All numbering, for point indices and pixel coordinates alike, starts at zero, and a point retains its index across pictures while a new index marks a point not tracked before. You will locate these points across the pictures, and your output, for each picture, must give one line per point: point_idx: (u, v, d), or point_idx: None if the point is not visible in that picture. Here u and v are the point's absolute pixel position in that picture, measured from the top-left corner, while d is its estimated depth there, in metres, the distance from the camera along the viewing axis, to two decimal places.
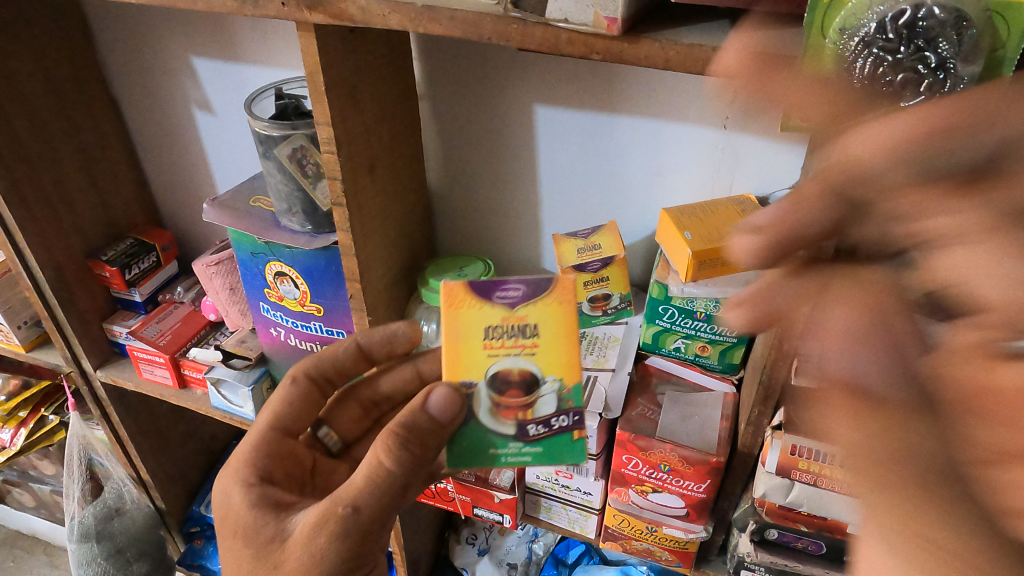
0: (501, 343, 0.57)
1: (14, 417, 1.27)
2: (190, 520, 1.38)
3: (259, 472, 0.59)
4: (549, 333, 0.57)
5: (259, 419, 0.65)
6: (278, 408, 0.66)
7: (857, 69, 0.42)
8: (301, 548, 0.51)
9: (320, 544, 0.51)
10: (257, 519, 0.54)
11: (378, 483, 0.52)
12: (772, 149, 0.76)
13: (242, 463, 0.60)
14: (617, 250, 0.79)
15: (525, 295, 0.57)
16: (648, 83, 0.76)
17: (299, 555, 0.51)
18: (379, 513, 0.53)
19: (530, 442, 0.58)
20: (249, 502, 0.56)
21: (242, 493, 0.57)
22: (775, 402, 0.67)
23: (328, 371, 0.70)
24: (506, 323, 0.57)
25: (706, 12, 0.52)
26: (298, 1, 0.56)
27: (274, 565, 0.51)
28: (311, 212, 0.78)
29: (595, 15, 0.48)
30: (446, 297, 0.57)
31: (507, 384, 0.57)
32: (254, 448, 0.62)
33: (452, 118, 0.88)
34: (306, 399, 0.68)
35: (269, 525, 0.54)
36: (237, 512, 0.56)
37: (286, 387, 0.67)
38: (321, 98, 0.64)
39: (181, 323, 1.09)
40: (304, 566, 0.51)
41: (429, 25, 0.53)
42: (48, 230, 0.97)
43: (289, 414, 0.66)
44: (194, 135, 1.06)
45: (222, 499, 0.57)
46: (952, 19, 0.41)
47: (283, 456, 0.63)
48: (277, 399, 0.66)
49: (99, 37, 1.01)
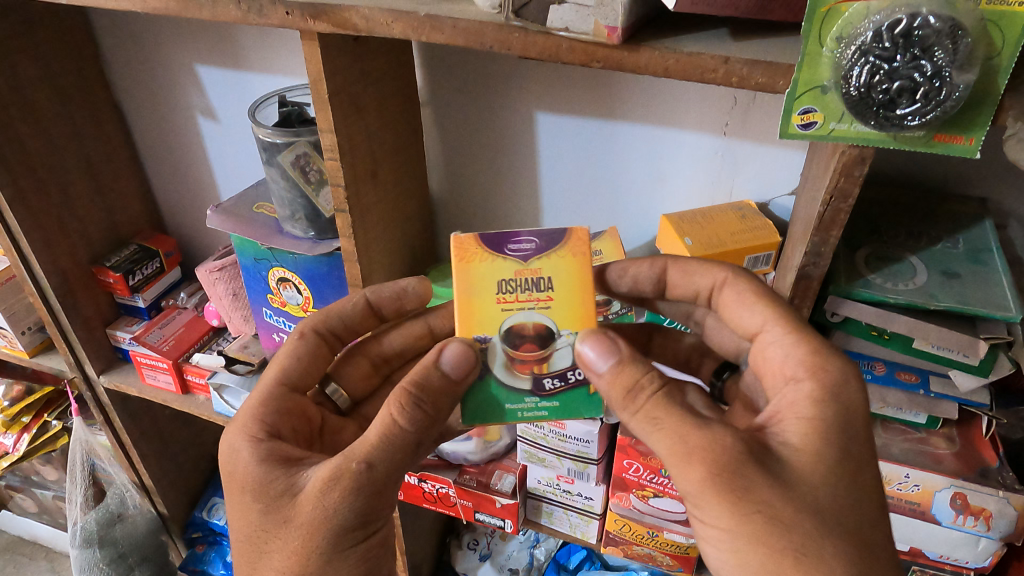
0: (515, 296, 0.57)
1: (18, 423, 1.27)
2: (192, 525, 1.39)
3: (267, 428, 0.57)
4: (564, 286, 0.57)
5: (265, 375, 0.62)
6: (285, 363, 0.62)
7: (853, 76, 0.43)
8: (314, 500, 0.50)
9: (334, 497, 0.49)
10: (265, 474, 0.52)
11: (391, 440, 0.51)
12: (771, 155, 0.77)
13: (250, 419, 0.57)
14: (618, 254, 0.78)
15: (537, 248, 0.58)
16: (648, 90, 0.77)
17: (314, 506, 0.49)
18: (394, 467, 0.51)
19: (545, 396, 0.57)
20: (259, 458, 0.53)
21: (252, 449, 0.54)
22: None
23: (336, 328, 0.67)
24: (520, 275, 0.57)
25: (705, 21, 0.52)
26: (302, 10, 0.57)
27: (287, 520, 0.51)
28: (314, 219, 0.79)
29: (595, 24, 0.48)
30: (458, 250, 0.57)
31: (522, 337, 0.57)
32: (262, 404, 0.59)
33: (454, 124, 0.88)
34: (315, 356, 0.65)
35: (280, 480, 0.52)
36: (244, 467, 0.53)
37: (294, 342, 0.64)
38: (324, 105, 0.65)
39: (183, 329, 1.10)
40: (317, 518, 0.49)
41: (431, 33, 0.54)
42: (52, 236, 0.97)
43: (298, 369, 0.63)
44: (197, 142, 1.06)
45: (230, 454, 0.55)
46: (948, 29, 0.40)
47: (293, 412, 0.60)
48: (285, 354, 0.63)
49: (103, 45, 1.01)
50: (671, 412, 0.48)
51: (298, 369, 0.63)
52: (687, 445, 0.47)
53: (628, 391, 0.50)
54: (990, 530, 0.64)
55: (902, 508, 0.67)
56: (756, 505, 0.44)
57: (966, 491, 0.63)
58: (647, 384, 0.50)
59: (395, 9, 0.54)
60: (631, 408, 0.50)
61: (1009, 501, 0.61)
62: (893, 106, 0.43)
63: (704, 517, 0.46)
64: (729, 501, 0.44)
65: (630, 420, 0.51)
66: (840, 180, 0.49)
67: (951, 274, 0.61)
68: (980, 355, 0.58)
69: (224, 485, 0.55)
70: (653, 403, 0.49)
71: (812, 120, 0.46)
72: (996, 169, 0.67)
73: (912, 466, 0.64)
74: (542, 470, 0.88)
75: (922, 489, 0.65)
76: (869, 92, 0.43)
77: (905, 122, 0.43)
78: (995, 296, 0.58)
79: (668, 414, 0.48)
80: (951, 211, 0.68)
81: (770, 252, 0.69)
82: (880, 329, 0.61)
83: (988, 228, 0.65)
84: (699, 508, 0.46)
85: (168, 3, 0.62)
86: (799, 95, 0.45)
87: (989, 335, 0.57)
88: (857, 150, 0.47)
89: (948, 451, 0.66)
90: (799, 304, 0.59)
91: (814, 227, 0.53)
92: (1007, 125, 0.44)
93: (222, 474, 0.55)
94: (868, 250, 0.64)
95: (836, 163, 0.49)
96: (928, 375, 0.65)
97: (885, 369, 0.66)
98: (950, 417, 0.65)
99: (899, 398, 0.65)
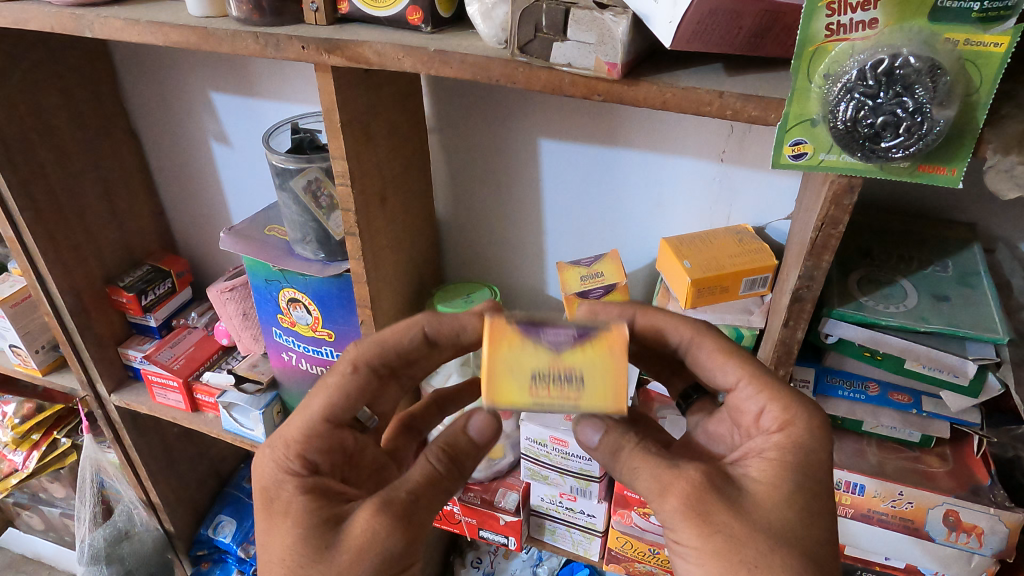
0: (548, 394, 0.51)
1: (27, 440, 1.29)
2: (198, 543, 1.40)
3: (309, 461, 0.59)
4: (596, 382, 0.51)
5: (311, 403, 0.61)
6: (332, 398, 0.61)
7: (839, 111, 0.45)
8: (365, 525, 0.52)
9: (384, 522, 0.52)
10: (308, 504, 0.55)
11: (431, 480, 0.57)
12: (767, 181, 0.79)
13: (293, 451, 0.59)
14: (619, 276, 0.80)
15: (574, 338, 0.52)
16: (647, 119, 0.80)
17: (365, 529, 0.52)
18: (435, 504, 0.56)
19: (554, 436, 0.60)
20: (302, 490, 0.56)
21: (296, 483, 0.56)
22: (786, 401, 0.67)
23: (390, 360, 0.63)
24: (553, 367, 0.51)
25: (702, 57, 0.55)
26: (317, 44, 0.60)
27: (331, 545, 0.52)
28: (324, 241, 0.81)
29: (596, 60, 0.51)
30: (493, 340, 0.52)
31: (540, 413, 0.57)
32: (305, 439, 0.60)
33: (459, 151, 0.91)
34: (364, 390, 0.62)
35: (321, 512, 0.55)
36: (287, 499, 0.56)
37: (346, 375, 0.61)
38: (336, 134, 0.67)
39: (193, 347, 1.12)
40: (368, 541, 0.52)
41: (440, 67, 0.57)
42: (67, 256, 1.00)
43: (345, 403, 0.62)
44: (210, 166, 1.09)
45: (273, 486, 0.57)
46: (928, 68, 0.43)
47: (333, 448, 0.61)
48: (334, 387, 0.61)
49: (121, 72, 1.05)
50: (648, 459, 0.53)
51: (345, 404, 0.62)
52: None
53: (615, 450, 0.55)
54: (982, 546, 0.65)
55: (897, 524, 0.68)
56: (726, 531, 0.47)
57: (958, 509, 0.65)
58: (627, 441, 0.55)
59: (406, 45, 0.57)
60: (617, 465, 0.55)
61: (1000, 517, 0.63)
62: (878, 139, 0.45)
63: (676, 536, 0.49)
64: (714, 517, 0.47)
65: (621, 475, 0.55)
66: (830, 208, 0.52)
67: (940, 297, 0.63)
68: (969, 377, 0.60)
69: (258, 510, 0.57)
70: (632, 453, 0.54)
71: (802, 151, 0.48)
72: (984, 195, 0.69)
73: (906, 484, 0.66)
74: (546, 488, 0.89)
75: (914, 506, 0.67)
76: (855, 126, 0.45)
77: (890, 154, 0.46)
78: (982, 319, 0.60)
79: (647, 462, 0.53)
80: (940, 236, 0.70)
81: (767, 275, 0.71)
82: (872, 351, 0.63)
83: (977, 253, 0.67)
84: (675, 531, 0.49)
85: (189, 37, 0.65)
86: (790, 128, 0.47)
87: (978, 357, 0.59)
88: (846, 179, 0.50)
89: (941, 469, 0.68)
90: (793, 326, 0.60)
91: (807, 251, 0.55)
92: (987, 157, 0.46)
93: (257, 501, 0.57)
94: (860, 274, 0.66)
95: (827, 191, 0.51)
96: (920, 395, 0.67)
97: (878, 390, 0.68)
98: (943, 436, 0.67)
99: (893, 417, 0.67)
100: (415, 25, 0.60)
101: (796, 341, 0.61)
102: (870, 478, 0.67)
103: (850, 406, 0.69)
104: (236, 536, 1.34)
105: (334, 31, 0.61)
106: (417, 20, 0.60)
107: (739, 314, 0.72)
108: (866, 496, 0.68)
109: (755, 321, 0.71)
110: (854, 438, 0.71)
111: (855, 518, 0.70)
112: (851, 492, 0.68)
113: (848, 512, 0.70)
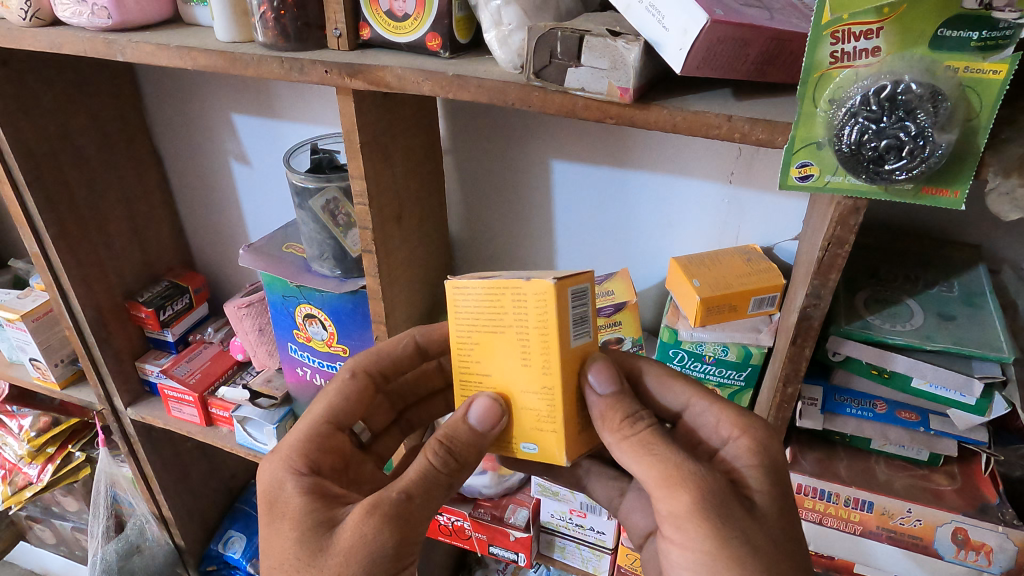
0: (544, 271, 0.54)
1: (42, 453, 1.31)
2: (207, 559, 1.39)
3: (310, 462, 0.60)
4: None
5: (313, 409, 0.64)
6: (333, 400, 0.65)
7: (844, 135, 0.47)
8: (355, 527, 0.52)
9: (373, 524, 0.52)
10: (306, 505, 0.55)
11: (425, 476, 0.55)
12: (775, 203, 0.81)
13: (295, 451, 0.60)
14: (630, 295, 0.83)
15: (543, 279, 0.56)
16: (654, 141, 0.82)
17: (354, 533, 0.51)
18: (429, 503, 0.55)
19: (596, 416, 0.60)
20: (303, 489, 0.56)
21: (295, 480, 0.57)
22: (790, 412, 0.67)
23: (385, 367, 0.69)
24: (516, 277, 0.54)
25: (712, 82, 0.57)
26: (340, 68, 0.63)
27: (322, 550, 0.52)
28: (341, 258, 0.84)
29: (609, 85, 0.53)
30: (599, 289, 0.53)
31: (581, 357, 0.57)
32: (307, 438, 0.61)
33: (473, 170, 0.94)
34: (361, 395, 0.66)
35: (318, 513, 0.55)
36: (288, 497, 0.56)
37: (345, 380, 0.66)
38: (356, 154, 0.70)
39: (210, 363, 1.14)
40: (357, 544, 0.51)
41: (458, 91, 0.59)
42: (89, 272, 1.03)
43: (345, 407, 0.65)
44: (230, 186, 1.12)
45: (273, 484, 0.57)
46: (929, 94, 0.44)
47: (334, 449, 0.63)
48: (335, 391, 0.65)
49: (146, 93, 1.08)
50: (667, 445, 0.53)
51: (344, 408, 0.65)
52: (699, 488, 0.50)
53: (624, 419, 0.53)
54: (992, 565, 0.66)
55: (905, 541, 0.69)
56: (736, 546, 0.48)
57: (966, 526, 0.65)
58: (643, 418, 0.54)
59: (425, 70, 0.59)
60: (626, 433, 0.53)
61: (1008, 535, 0.63)
62: (882, 162, 0.47)
63: (685, 546, 0.50)
64: (723, 530, 0.49)
65: (616, 445, 0.54)
66: (836, 228, 0.53)
67: (947, 316, 0.64)
68: (975, 395, 0.60)
69: (261, 515, 0.57)
70: (644, 434, 0.53)
71: (809, 172, 0.50)
72: (987, 218, 0.71)
73: (913, 501, 0.67)
74: (556, 504, 0.90)
75: (923, 523, 0.67)
76: (859, 149, 0.47)
77: (893, 176, 0.47)
78: (987, 338, 0.61)
79: (664, 445, 0.53)
80: (946, 257, 0.72)
81: (775, 294, 0.73)
82: (879, 368, 0.64)
83: (982, 274, 0.69)
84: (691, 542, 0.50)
85: (216, 61, 0.67)
86: (796, 150, 0.49)
87: (984, 375, 0.59)
88: (851, 201, 0.51)
89: (950, 487, 0.68)
90: (802, 343, 0.61)
91: (814, 270, 0.56)
92: (988, 179, 0.47)
93: (260, 505, 0.57)
94: (867, 292, 0.67)
95: (834, 211, 0.53)
96: (927, 413, 0.68)
97: (885, 408, 0.69)
98: (950, 453, 0.68)
99: (900, 435, 0.68)
100: (434, 50, 0.62)
101: (803, 359, 0.62)
102: (879, 495, 0.68)
103: (858, 424, 0.70)
104: (246, 551, 1.34)
105: (357, 56, 0.64)
106: (436, 46, 0.62)
107: (748, 331, 0.73)
108: (875, 513, 0.69)
109: (764, 339, 0.72)
110: (862, 456, 0.72)
111: (864, 535, 0.70)
112: (860, 509, 0.69)
113: (857, 529, 0.71)
